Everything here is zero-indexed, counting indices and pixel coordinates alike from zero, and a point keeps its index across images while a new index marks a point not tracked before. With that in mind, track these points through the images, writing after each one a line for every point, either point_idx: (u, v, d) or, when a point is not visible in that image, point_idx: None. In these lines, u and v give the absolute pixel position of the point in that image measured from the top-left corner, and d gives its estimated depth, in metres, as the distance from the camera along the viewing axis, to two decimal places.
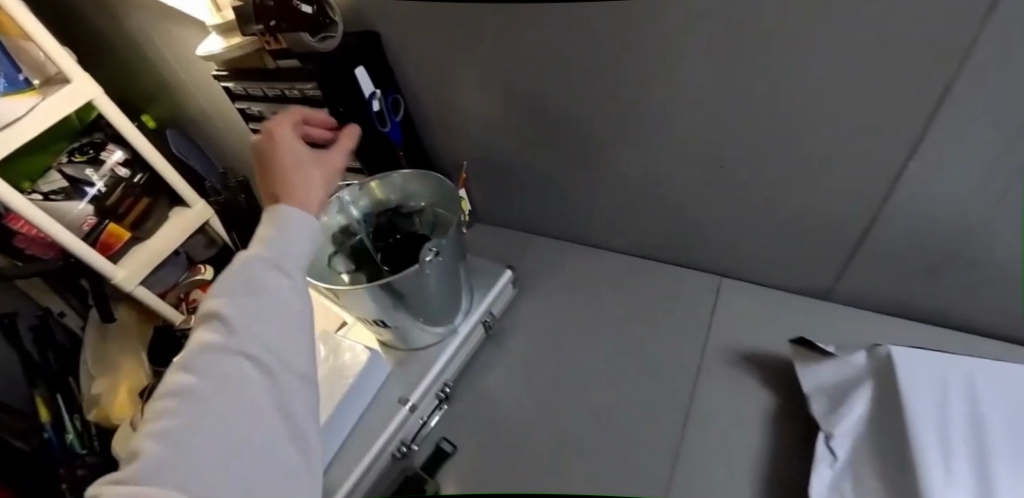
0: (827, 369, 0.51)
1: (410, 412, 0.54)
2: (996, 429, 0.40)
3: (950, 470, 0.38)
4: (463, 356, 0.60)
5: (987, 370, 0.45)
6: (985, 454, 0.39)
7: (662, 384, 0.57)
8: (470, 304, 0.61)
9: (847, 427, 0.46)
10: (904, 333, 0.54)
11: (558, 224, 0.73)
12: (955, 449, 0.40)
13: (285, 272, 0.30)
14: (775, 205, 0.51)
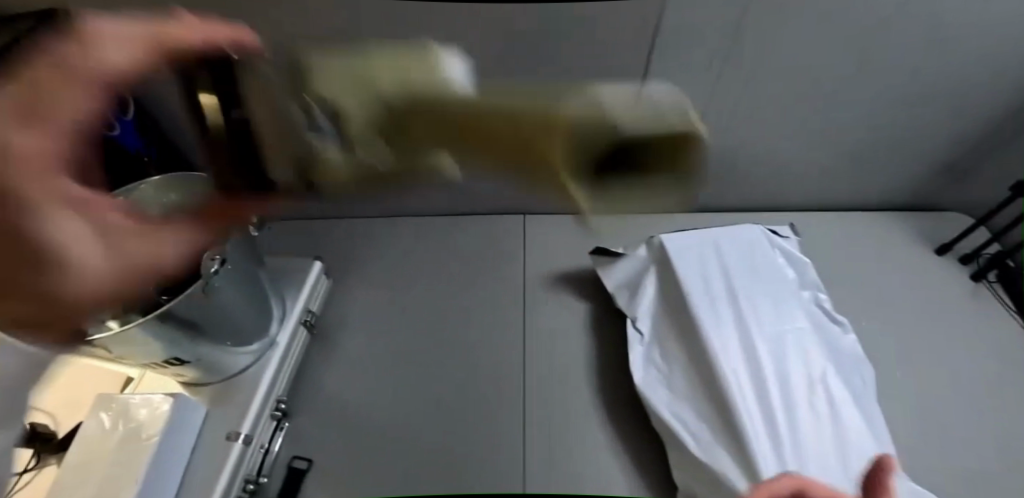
0: (624, 267, 0.54)
1: (246, 445, 0.48)
2: (739, 278, 0.51)
3: (715, 320, 0.47)
4: (291, 364, 0.55)
5: (724, 234, 0.55)
6: (735, 298, 0.49)
7: (491, 331, 0.58)
8: (284, 307, 0.56)
9: (648, 304, 0.51)
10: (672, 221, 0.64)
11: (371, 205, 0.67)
12: (717, 303, 0.48)
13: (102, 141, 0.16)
14: None
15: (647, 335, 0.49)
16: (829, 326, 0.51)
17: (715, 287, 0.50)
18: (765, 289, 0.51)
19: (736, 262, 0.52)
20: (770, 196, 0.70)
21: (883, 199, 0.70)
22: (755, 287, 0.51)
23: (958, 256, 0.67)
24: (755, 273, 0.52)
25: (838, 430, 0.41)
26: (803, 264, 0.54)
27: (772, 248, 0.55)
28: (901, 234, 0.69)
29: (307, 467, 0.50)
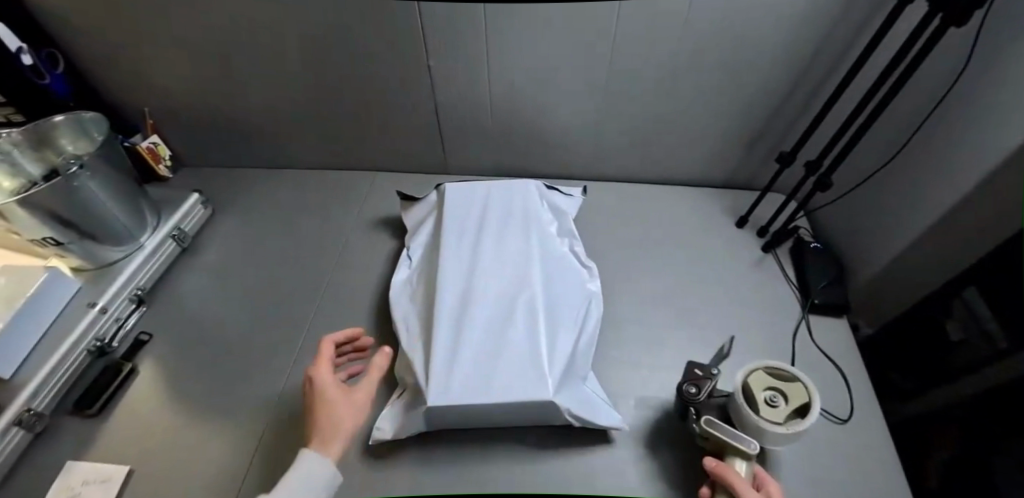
0: (416, 211, 0.67)
1: (101, 314, 0.62)
2: (496, 220, 0.62)
3: (457, 248, 0.59)
4: (158, 267, 0.70)
5: (502, 187, 0.66)
6: (484, 234, 0.60)
7: (320, 257, 0.74)
8: (158, 220, 0.72)
9: (421, 237, 0.64)
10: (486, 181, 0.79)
11: (258, 156, 0.86)
12: (466, 237, 0.60)
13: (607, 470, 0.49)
14: (381, 102, 0.72)
15: (414, 261, 0.62)
16: (571, 266, 0.60)
17: (472, 224, 0.61)
18: (518, 230, 0.61)
19: (499, 207, 0.63)
20: (577, 170, 0.81)
21: (678, 178, 0.81)
22: (507, 228, 0.61)
23: (756, 229, 0.74)
24: (512, 218, 0.62)
25: (517, 336, 0.50)
26: (566, 218, 0.65)
27: (541, 200, 0.65)
28: (708, 208, 0.77)
29: (148, 340, 0.65)
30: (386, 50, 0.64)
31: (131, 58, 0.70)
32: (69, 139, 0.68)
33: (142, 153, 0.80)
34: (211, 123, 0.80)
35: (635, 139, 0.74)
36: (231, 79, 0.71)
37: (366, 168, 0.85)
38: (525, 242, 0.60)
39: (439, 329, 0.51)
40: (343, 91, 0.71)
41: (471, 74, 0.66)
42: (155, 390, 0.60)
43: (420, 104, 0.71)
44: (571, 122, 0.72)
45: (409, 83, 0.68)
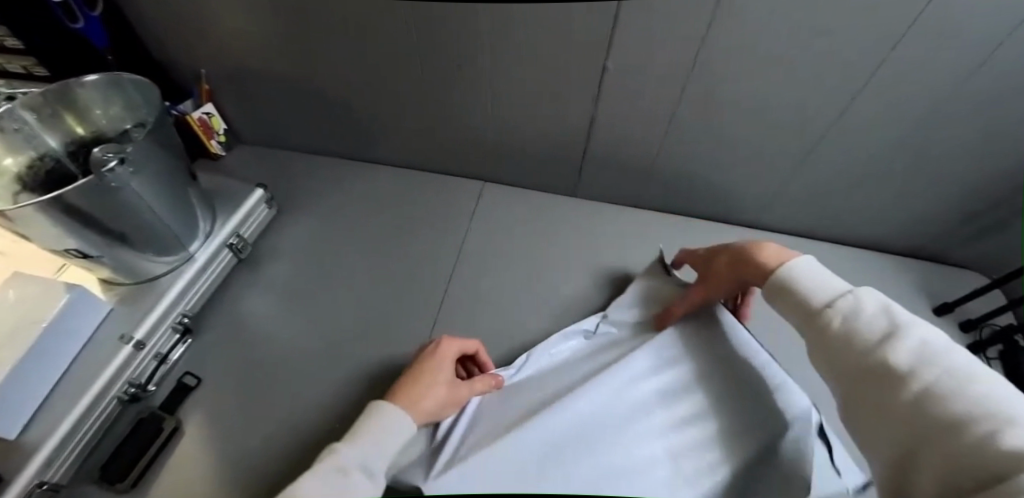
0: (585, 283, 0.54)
1: (137, 350, 0.47)
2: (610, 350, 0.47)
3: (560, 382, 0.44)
4: (211, 285, 0.55)
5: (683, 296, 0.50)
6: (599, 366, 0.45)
7: (417, 285, 0.59)
8: (211, 225, 0.55)
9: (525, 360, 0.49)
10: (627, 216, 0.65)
11: (336, 145, 0.70)
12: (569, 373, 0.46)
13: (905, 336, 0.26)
14: (515, 99, 0.56)
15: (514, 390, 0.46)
16: None
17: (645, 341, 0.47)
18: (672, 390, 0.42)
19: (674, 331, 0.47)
20: (730, 210, 0.67)
21: (853, 236, 0.66)
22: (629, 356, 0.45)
23: (959, 320, 0.60)
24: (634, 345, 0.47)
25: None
26: None
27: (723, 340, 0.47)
28: (885, 282, 0.64)
29: (194, 385, 0.50)
30: (549, 38, 0.47)
31: (200, 6, 0.52)
32: (102, 113, 0.51)
33: (194, 127, 0.65)
34: (287, 100, 0.63)
35: (820, 187, 0.60)
36: (322, 46, 0.54)
37: (468, 177, 0.69)
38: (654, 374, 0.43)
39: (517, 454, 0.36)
40: (474, 84, 0.55)
41: (652, 81, 0.50)
42: (201, 456, 0.45)
43: (568, 107, 0.56)
44: (755, 153, 0.57)
45: (563, 81, 0.52)
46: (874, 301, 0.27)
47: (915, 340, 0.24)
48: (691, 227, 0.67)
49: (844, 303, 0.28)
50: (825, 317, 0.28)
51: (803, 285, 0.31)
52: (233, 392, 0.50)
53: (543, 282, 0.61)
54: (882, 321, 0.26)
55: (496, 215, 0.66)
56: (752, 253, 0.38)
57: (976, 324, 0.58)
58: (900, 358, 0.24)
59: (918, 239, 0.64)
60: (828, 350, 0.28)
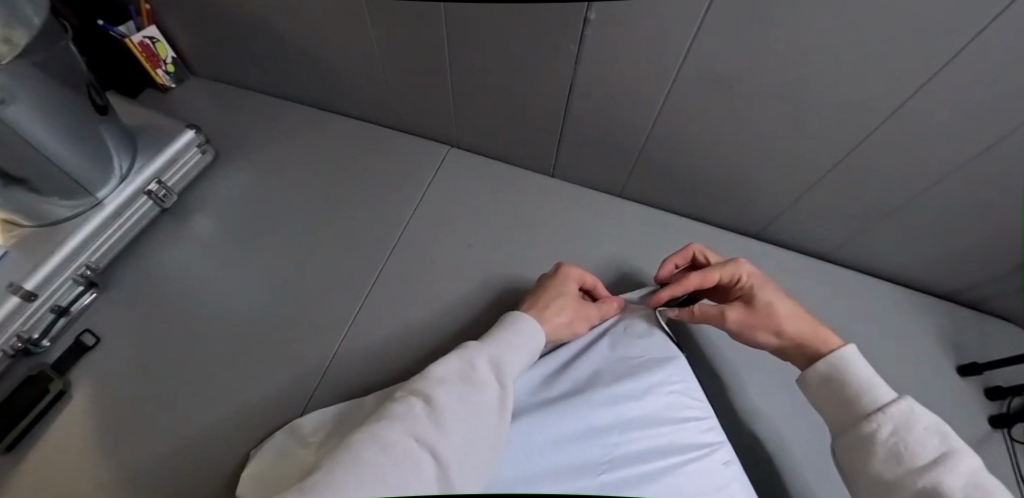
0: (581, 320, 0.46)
1: (28, 301, 0.42)
2: (609, 402, 0.37)
3: (552, 453, 0.34)
4: (124, 236, 0.49)
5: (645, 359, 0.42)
6: (600, 432, 0.35)
7: (357, 262, 0.53)
8: (129, 165, 0.49)
9: None
10: (608, 217, 0.58)
11: (292, 87, 0.61)
12: (568, 432, 0.35)
13: (938, 446, 0.29)
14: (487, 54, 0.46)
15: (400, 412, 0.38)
16: None
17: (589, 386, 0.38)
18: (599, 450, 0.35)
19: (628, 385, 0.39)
20: (732, 217, 0.57)
21: (876, 267, 0.56)
22: (637, 423, 0.36)
23: (985, 385, 0.50)
24: (641, 402, 0.38)
25: None
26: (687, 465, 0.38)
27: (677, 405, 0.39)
28: (904, 327, 0.53)
29: (92, 345, 0.45)
30: None
31: None
32: (0, 40, 0.41)
33: (134, 52, 0.55)
34: (231, 33, 0.54)
35: (851, 207, 0.48)
36: None
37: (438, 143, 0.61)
38: (666, 451, 0.35)
39: None
40: (434, 34, 0.45)
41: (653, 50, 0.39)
42: (86, 424, 0.42)
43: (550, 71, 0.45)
44: (770, 155, 0.46)
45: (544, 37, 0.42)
46: (928, 419, 0.30)
47: (965, 465, 0.27)
48: (685, 232, 0.58)
49: (898, 413, 0.30)
50: (873, 423, 0.31)
51: (854, 380, 0.33)
52: (133, 358, 0.45)
53: (498, 275, 0.53)
54: (934, 439, 0.29)
55: (458, 192, 0.58)
56: (820, 338, 0.38)
57: (1006, 393, 0.48)
58: (926, 475, 0.27)
59: (956, 282, 0.53)
60: (866, 444, 0.31)
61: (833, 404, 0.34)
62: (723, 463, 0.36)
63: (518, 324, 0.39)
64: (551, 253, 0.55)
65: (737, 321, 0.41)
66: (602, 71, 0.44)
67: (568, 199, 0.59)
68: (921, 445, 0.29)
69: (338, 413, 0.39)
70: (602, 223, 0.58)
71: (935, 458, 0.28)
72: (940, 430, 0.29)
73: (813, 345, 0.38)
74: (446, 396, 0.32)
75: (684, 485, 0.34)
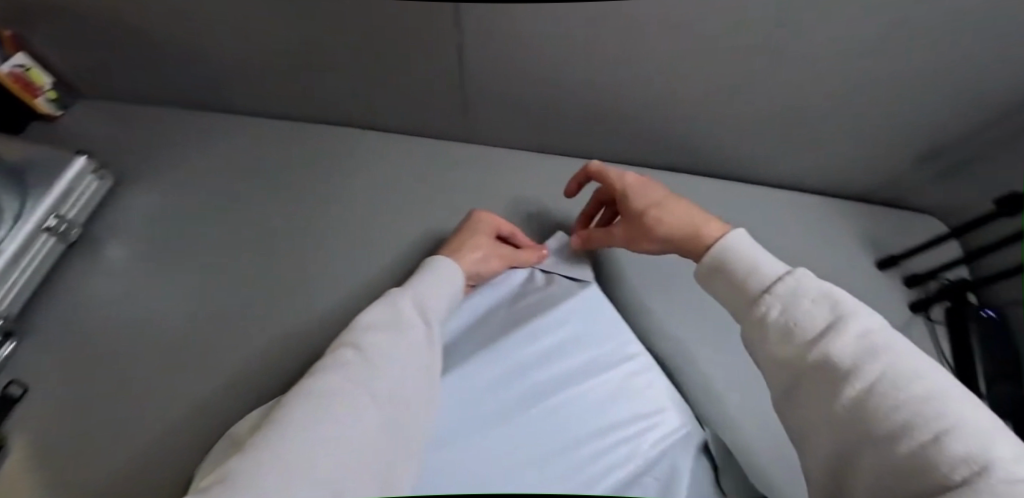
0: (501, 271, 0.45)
1: None
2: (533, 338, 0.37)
3: (488, 393, 0.35)
4: (28, 277, 0.46)
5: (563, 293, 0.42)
6: (529, 366, 0.36)
7: (285, 265, 0.51)
8: (17, 202, 0.45)
9: None
10: (534, 176, 0.58)
11: (188, 94, 0.58)
12: (502, 370, 0.36)
13: (835, 311, 0.24)
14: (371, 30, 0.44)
15: None
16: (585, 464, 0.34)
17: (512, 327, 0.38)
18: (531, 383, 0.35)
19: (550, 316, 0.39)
20: (656, 156, 0.57)
21: (798, 183, 0.57)
22: (569, 349, 0.37)
23: (903, 274, 0.53)
24: (572, 329, 0.39)
25: None
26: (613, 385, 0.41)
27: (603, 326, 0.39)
28: (829, 235, 0.55)
29: (21, 395, 0.44)
30: None
31: None
32: None
33: (7, 85, 0.51)
34: (106, 47, 0.51)
35: (759, 127, 0.49)
36: None
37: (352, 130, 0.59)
38: (596, 373, 0.36)
39: None
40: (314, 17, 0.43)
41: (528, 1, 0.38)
42: (27, 477, 0.40)
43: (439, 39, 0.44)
44: (671, 89, 0.46)
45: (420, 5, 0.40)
46: (818, 285, 0.25)
47: (858, 324, 0.23)
48: None
49: (781, 291, 0.25)
50: (759, 308, 0.26)
51: (740, 257, 0.29)
52: (65, 402, 0.44)
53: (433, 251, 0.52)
54: (822, 305, 0.24)
55: (381, 176, 0.57)
56: (693, 227, 0.34)
57: (921, 280, 0.52)
58: (856, 363, 0.22)
59: (870, 184, 0.55)
60: (790, 333, 0.25)
61: (728, 291, 0.30)
62: (654, 374, 0.37)
63: (433, 268, 0.39)
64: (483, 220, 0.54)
65: (621, 236, 0.41)
66: (492, 29, 0.42)
67: (494, 163, 0.58)
68: (813, 319, 0.24)
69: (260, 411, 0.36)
70: (531, 183, 0.57)
71: (835, 324, 0.23)
72: (829, 292, 0.25)
73: (696, 241, 0.34)
74: (374, 340, 0.32)
75: (616, 402, 0.35)
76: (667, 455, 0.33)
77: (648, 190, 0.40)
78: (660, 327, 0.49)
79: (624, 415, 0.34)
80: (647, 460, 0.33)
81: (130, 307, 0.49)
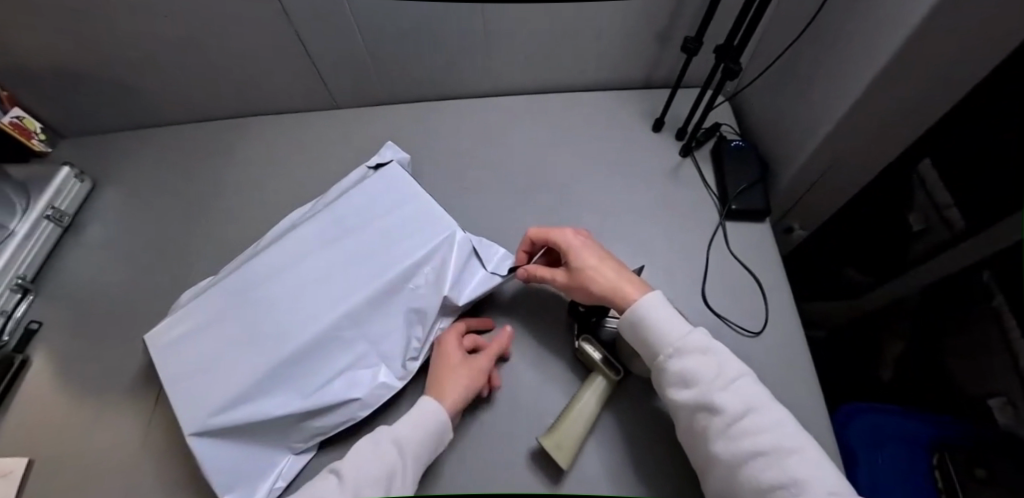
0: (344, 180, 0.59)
1: None
2: (362, 219, 0.53)
3: (325, 238, 0.52)
4: (40, 250, 0.65)
5: (380, 182, 0.56)
6: (361, 236, 0.52)
7: (210, 218, 0.67)
8: (26, 202, 0.65)
9: (236, 260, 0.54)
10: (396, 117, 0.72)
11: (133, 116, 0.76)
12: (338, 219, 0.53)
13: (723, 382, 0.37)
14: (229, 36, 0.60)
15: (221, 277, 0.52)
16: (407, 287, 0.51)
17: (344, 213, 0.53)
18: (362, 245, 0.52)
19: (375, 202, 0.55)
20: (487, 86, 0.71)
21: (604, 80, 0.70)
22: (384, 204, 0.55)
23: (675, 130, 0.65)
24: (387, 190, 0.55)
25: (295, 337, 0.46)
26: None
27: (411, 201, 0.55)
28: (632, 117, 0.68)
29: (38, 327, 0.61)
30: None
31: None
32: None
33: (10, 131, 0.70)
34: (66, 89, 0.70)
35: (539, 43, 0.64)
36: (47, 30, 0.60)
37: (254, 116, 0.76)
38: (399, 216, 0.54)
39: (232, 326, 0.47)
40: (179, 29, 0.59)
41: None
42: (50, 376, 0.58)
43: (275, 31, 0.60)
44: (457, 29, 0.61)
45: (247, 9, 0.56)
46: (686, 358, 0.39)
47: (733, 390, 0.36)
48: (457, 106, 0.71)
49: (674, 356, 0.39)
50: (661, 360, 0.40)
51: (651, 325, 0.41)
52: (67, 332, 0.61)
53: (318, 186, 0.67)
54: (713, 373, 0.38)
55: (271, 143, 0.72)
56: (617, 289, 0.44)
57: (683, 129, 0.63)
58: (674, 365, 0.39)
59: (648, 66, 0.68)
60: (657, 381, 0.41)
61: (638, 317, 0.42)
62: (440, 212, 0.54)
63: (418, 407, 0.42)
64: (351, 156, 0.69)
65: (566, 243, 0.49)
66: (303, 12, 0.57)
67: (358, 115, 0.73)
68: (729, 390, 0.36)
69: (182, 297, 0.53)
70: (393, 122, 0.71)
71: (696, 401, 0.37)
72: (715, 368, 0.38)
73: (563, 249, 0.49)
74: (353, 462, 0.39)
75: (420, 242, 0.52)
76: (440, 254, 0.51)
77: (580, 249, 0.48)
78: (486, 202, 0.62)
79: (414, 237, 0.52)
80: (425, 257, 0.51)
81: (105, 267, 0.65)
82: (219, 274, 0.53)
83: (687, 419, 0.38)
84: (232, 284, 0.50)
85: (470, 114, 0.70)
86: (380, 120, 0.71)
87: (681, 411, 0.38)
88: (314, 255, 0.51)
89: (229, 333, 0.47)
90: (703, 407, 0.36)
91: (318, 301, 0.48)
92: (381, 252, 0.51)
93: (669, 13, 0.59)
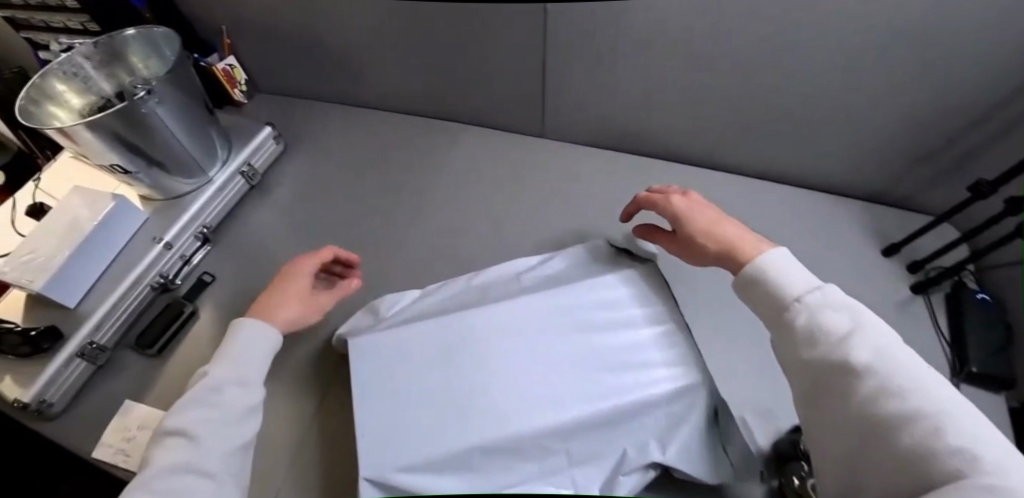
0: (575, 255, 0.53)
1: (166, 249, 0.59)
2: (594, 311, 0.46)
3: (547, 321, 0.45)
4: (227, 203, 0.66)
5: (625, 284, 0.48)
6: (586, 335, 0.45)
7: (392, 215, 0.66)
8: (227, 154, 0.66)
9: (447, 289, 0.51)
10: (594, 162, 0.69)
11: (332, 91, 0.77)
12: (569, 304, 0.46)
13: (919, 391, 0.25)
14: (473, 46, 0.60)
15: (428, 309, 0.49)
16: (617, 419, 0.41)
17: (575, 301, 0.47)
18: (584, 346, 0.44)
19: (610, 302, 0.47)
20: (698, 154, 0.67)
21: (827, 182, 0.65)
22: (622, 309, 0.46)
23: (906, 261, 0.60)
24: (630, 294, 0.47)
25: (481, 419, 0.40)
26: None
27: (651, 315, 0.46)
28: (853, 230, 0.62)
29: (210, 281, 0.61)
30: None
31: None
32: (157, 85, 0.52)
33: (220, 77, 0.72)
34: (289, 53, 0.72)
35: (781, 131, 0.60)
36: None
37: (448, 121, 0.75)
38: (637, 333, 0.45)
39: (427, 370, 0.43)
40: (430, 28, 0.59)
41: (588, 22, 0.52)
42: (213, 332, 0.57)
43: (520, 55, 0.59)
44: (700, 96, 0.58)
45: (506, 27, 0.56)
46: (867, 353, 0.28)
47: (926, 394, 0.25)
48: (660, 167, 0.68)
49: (855, 348, 0.28)
50: (830, 348, 0.29)
51: (818, 315, 0.31)
52: (236, 291, 0.60)
53: (508, 213, 0.65)
54: (909, 380, 0.26)
55: (465, 155, 0.71)
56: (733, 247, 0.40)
57: (921, 265, 0.58)
58: (858, 361, 0.28)
59: (890, 181, 0.62)
60: (814, 373, 0.31)
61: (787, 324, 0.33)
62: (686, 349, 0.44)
63: None
64: (543, 190, 0.67)
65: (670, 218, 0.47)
66: (563, 38, 0.55)
67: (556, 150, 0.71)
68: (944, 420, 0.24)
69: (377, 306, 0.50)
70: (590, 167, 0.69)
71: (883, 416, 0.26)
72: (911, 379, 0.26)
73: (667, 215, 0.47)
74: None
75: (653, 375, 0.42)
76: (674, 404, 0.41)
77: (690, 217, 0.45)
78: None
79: (648, 369, 0.42)
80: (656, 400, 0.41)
81: (280, 234, 0.65)
82: (430, 302, 0.50)
83: (861, 420, 0.27)
84: (442, 328, 0.46)
85: (675, 179, 0.67)
86: (577, 159, 0.70)
87: (840, 402, 0.28)
88: (531, 332, 0.45)
89: (419, 381, 0.43)
90: (883, 400, 0.26)
91: (520, 390, 0.41)
92: (603, 366, 0.43)
93: (954, 134, 0.53)
